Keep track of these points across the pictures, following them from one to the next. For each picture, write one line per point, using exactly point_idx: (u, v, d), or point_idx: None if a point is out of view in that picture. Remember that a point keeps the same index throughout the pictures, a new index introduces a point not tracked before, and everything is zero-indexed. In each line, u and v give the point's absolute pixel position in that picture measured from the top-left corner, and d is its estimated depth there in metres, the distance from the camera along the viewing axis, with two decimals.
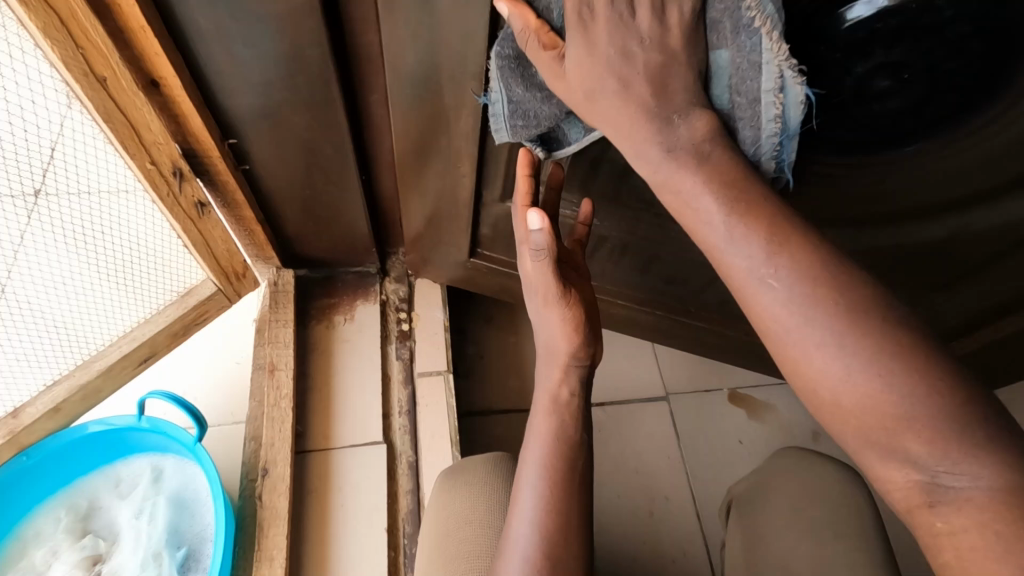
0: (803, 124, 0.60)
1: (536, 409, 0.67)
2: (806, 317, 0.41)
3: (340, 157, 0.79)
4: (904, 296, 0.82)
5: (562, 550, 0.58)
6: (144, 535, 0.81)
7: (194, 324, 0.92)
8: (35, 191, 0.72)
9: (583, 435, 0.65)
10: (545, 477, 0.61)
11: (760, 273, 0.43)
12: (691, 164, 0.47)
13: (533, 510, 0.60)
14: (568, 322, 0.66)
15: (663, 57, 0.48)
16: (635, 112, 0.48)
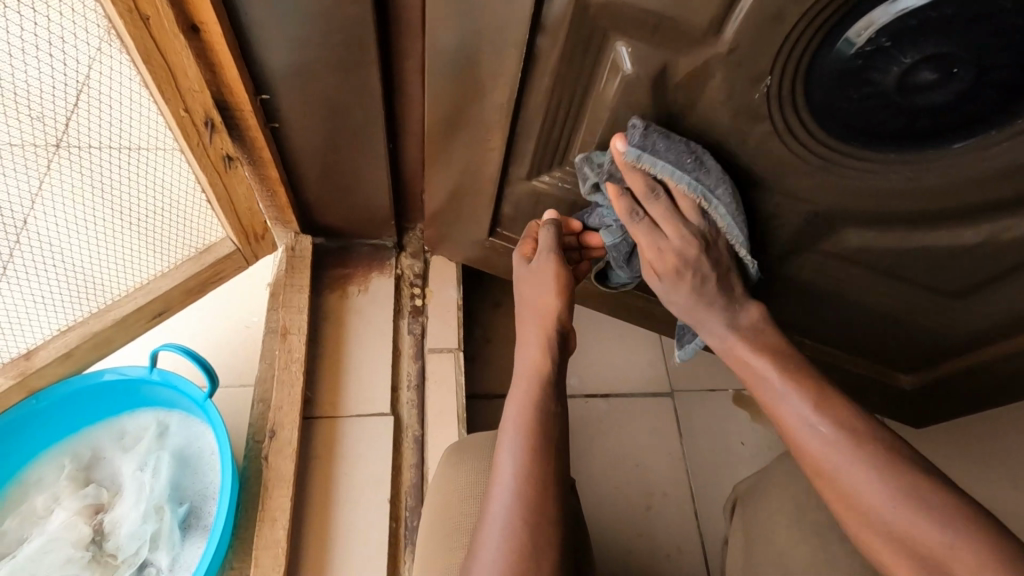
0: (841, 109, 0.60)
1: (516, 377, 0.73)
2: (834, 440, 0.53)
3: (369, 122, 0.79)
4: (923, 301, 0.80)
5: (542, 512, 0.62)
6: (147, 488, 0.80)
7: (211, 282, 0.91)
8: (56, 140, 0.73)
9: (559, 404, 0.70)
10: (526, 442, 0.66)
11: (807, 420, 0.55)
12: (747, 336, 0.63)
13: (516, 474, 0.64)
14: (555, 281, 0.76)
15: (720, 269, 0.66)
16: (713, 304, 0.65)
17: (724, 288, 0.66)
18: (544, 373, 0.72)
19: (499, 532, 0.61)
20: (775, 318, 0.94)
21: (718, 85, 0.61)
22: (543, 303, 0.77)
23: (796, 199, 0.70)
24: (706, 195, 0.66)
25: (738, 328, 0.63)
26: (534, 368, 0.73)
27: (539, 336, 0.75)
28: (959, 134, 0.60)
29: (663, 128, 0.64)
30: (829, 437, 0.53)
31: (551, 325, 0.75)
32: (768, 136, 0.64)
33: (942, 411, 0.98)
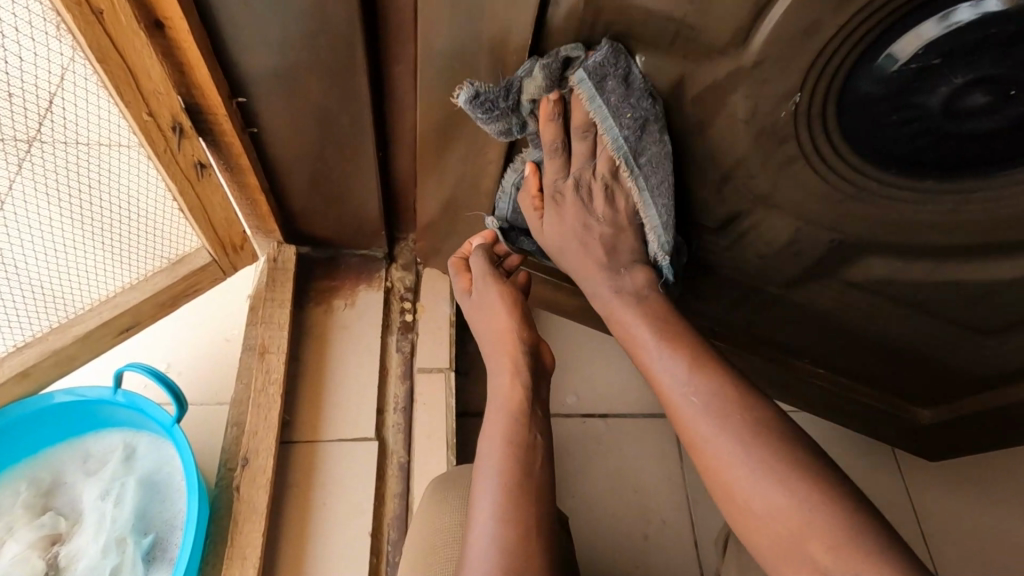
0: (878, 127, 0.54)
1: (490, 412, 0.68)
2: (720, 427, 0.50)
3: (357, 129, 0.73)
4: (951, 335, 0.74)
5: (527, 569, 0.57)
6: (109, 517, 0.74)
7: (185, 295, 0.85)
8: (30, 137, 0.63)
9: (536, 436, 0.66)
10: (502, 488, 0.61)
11: (683, 389, 0.53)
12: (631, 302, 0.60)
13: (494, 530, 0.59)
14: (505, 303, 0.72)
15: (614, 230, 0.63)
16: (591, 265, 0.62)
17: (609, 245, 0.63)
18: (519, 402, 0.67)
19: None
20: (788, 345, 0.88)
21: (741, 101, 0.55)
22: (501, 328, 0.72)
23: (820, 225, 0.64)
24: (628, 158, 0.60)
25: (620, 295, 0.61)
26: (507, 401, 0.67)
27: (510, 366, 0.69)
28: (1010, 161, 0.54)
29: (614, 74, 0.56)
30: (701, 405, 0.51)
31: (519, 350, 0.70)
32: (793, 159, 0.58)
33: (964, 449, 0.92)
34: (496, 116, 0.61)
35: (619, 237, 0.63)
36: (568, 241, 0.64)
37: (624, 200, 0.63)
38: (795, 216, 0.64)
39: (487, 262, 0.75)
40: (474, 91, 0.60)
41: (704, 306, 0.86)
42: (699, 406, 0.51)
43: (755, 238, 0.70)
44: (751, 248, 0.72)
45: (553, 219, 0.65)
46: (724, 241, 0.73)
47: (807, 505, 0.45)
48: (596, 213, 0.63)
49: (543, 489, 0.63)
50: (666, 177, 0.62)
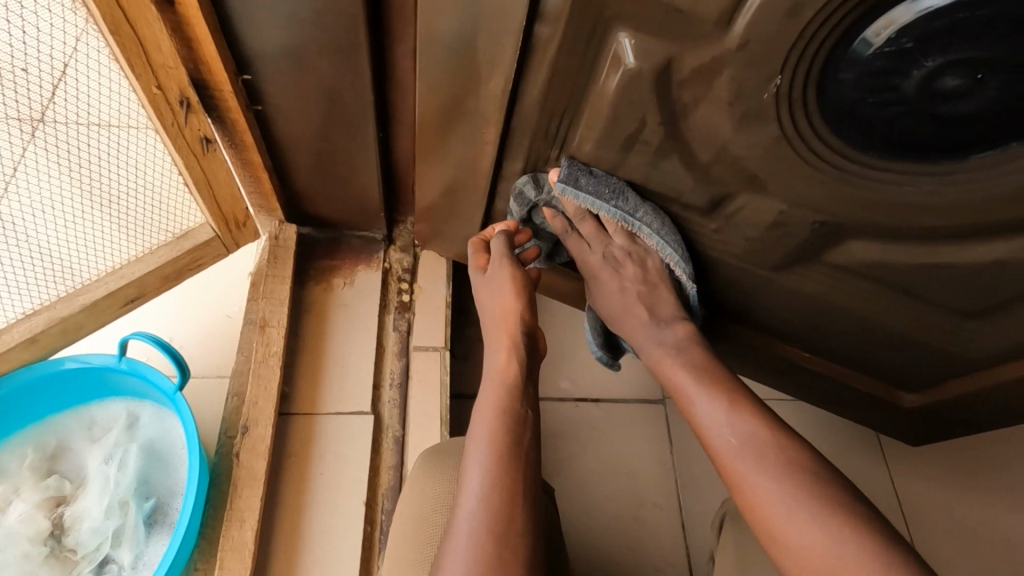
0: (858, 110, 0.56)
1: (485, 381, 0.71)
2: (753, 460, 0.59)
3: (359, 108, 0.75)
4: (930, 317, 0.77)
5: (509, 527, 0.60)
6: (112, 482, 0.77)
7: (188, 269, 0.87)
8: (37, 117, 0.68)
9: (527, 410, 0.68)
10: (490, 450, 0.64)
11: (721, 428, 0.62)
12: (673, 352, 0.71)
13: (480, 488, 0.62)
14: (514, 288, 0.76)
15: (648, 286, 0.76)
16: (637, 324, 0.75)
17: (649, 305, 0.76)
18: (513, 376, 0.70)
19: (462, 552, 0.58)
20: (775, 329, 0.90)
21: (726, 83, 0.57)
22: (506, 306, 0.75)
23: (803, 207, 0.67)
24: (626, 218, 0.75)
25: (662, 346, 0.72)
26: (502, 372, 0.71)
27: (507, 341, 0.73)
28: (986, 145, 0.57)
29: (583, 174, 0.74)
30: (736, 444, 0.60)
31: (516, 328, 0.74)
32: (776, 140, 0.60)
33: (945, 432, 0.95)
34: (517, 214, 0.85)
35: (654, 291, 0.77)
36: (616, 303, 0.78)
37: (650, 258, 0.77)
38: (779, 197, 0.67)
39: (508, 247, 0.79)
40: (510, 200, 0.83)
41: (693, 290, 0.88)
42: (734, 442, 0.61)
43: (742, 220, 0.73)
44: (738, 230, 0.75)
45: (597, 288, 0.79)
46: (712, 223, 0.76)
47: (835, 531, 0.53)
48: (630, 277, 0.77)
49: (529, 456, 0.66)
50: (664, 228, 0.76)
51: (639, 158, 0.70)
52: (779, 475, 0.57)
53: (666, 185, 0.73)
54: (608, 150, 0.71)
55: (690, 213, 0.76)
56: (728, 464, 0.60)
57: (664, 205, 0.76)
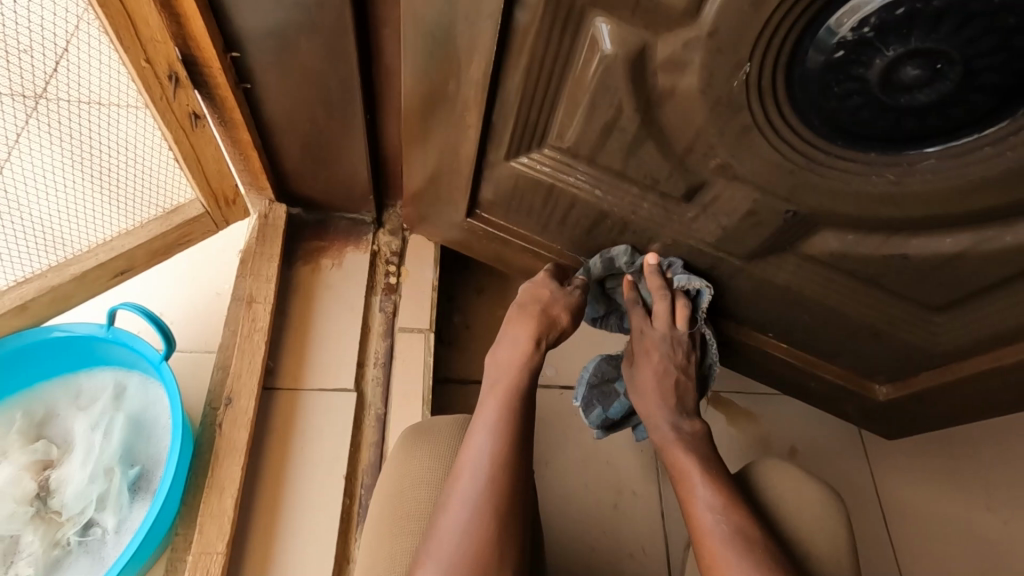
0: (823, 98, 0.57)
1: (498, 367, 0.77)
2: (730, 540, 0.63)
3: (346, 89, 0.76)
4: (900, 308, 0.78)
5: (507, 498, 0.65)
6: (97, 448, 0.79)
7: (177, 245, 0.89)
8: (36, 95, 0.69)
9: (533, 401, 0.75)
10: (497, 428, 0.69)
11: (714, 510, 0.66)
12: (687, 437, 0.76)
13: (485, 461, 0.66)
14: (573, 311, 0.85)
15: (685, 375, 0.83)
16: (664, 404, 0.81)
17: (681, 393, 0.82)
18: (524, 365, 0.77)
19: (465, 519, 0.63)
20: (753, 320, 0.92)
21: (697, 70, 0.58)
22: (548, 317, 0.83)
23: (775, 196, 0.68)
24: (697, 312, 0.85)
25: (677, 432, 0.78)
26: (516, 359, 0.77)
27: (529, 331, 0.80)
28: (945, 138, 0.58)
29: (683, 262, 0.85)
30: (721, 527, 0.64)
31: (538, 326, 0.81)
32: (746, 128, 0.62)
33: (918, 426, 0.96)
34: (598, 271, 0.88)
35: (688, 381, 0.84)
36: (656, 384, 0.82)
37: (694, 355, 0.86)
38: (752, 185, 0.68)
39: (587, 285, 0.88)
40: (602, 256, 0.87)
41: None
42: (720, 527, 0.64)
43: (718, 208, 0.74)
44: (713, 219, 0.76)
45: (644, 364, 0.83)
46: (689, 211, 0.78)
47: None
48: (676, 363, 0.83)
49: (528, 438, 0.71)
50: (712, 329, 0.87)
51: (617, 146, 0.72)
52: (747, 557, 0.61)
53: (643, 172, 0.75)
54: (588, 138, 0.73)
55: (667, 200, 0.78)
56: (710, 548, 0.64)
57: (643, 193, 0.78)
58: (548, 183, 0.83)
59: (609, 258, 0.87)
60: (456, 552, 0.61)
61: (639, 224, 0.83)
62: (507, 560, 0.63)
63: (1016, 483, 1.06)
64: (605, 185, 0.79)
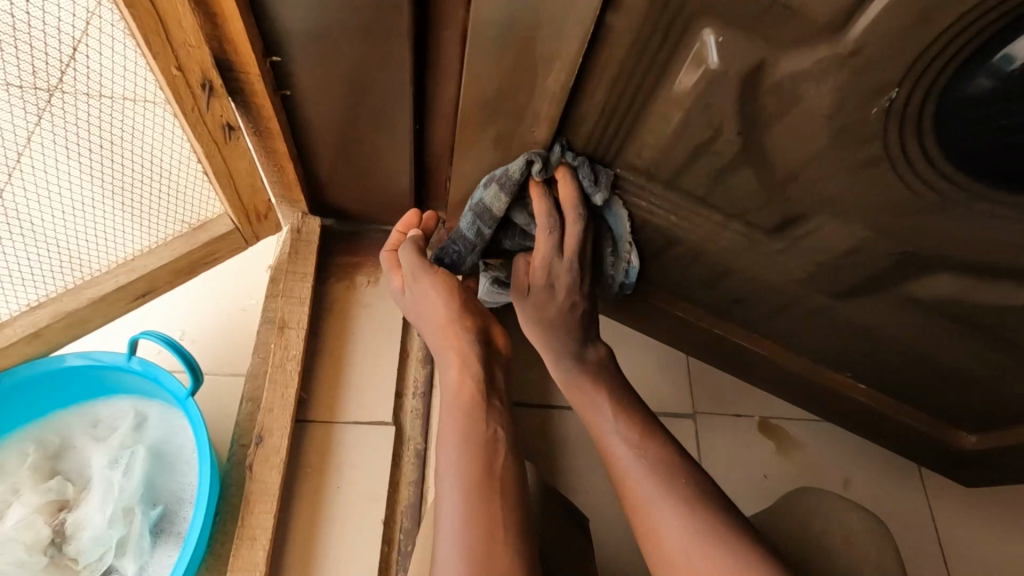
0: (979, 132, 0.48)
1: (443, 411, 0.68)
2: (661, 497, 0.58)
3: (397, 98, 0.68)
4: (1012, 359, 0.69)
5: (491, 566, 0.56)
6: (116, 488, 0.72)
7: (204, 263, 0.81)
8: (51, 86, 0.62)
9: (494, 430, 0.65)
10: (460, 485, 0.61)
11: (626, 453, 0.62)
12: (602, 372, 0.71)
13: (454, 524, 0.58)
14: (439, 291, 0.73)
15: None
16: None
17: None
18: (470, 394, 0.67)
19: None
20: (830, 356, 0.84)
21: (827, 93, 0.49)
22: (442, 319, 0.72)
23: (892, 234, 0.60)
24: None
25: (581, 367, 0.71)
26: (458, 394, 0.68)
27: (456, 360, 0.70)
28: None
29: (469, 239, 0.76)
30: (640, 466, 0.61)
31: (465, 338, 0.71)
32: (877, 161, 0.53)
33: (1005, 479, 0.87)
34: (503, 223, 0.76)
35: None
36: None
37: None
38: (863, 222, 0.60)
39: (415, 253, 0.76)
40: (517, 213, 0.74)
41: (743, 309, 0.82)
42: (642, 468, 0.60)
43: (816, 242, 0.66)
44: (808, 253, 0.68)
45: None
46: (778, 244, 0.69)
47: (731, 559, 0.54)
48: None
49: (506, 480, 0.62)
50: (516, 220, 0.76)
51: (705, 170, 0.63)
52: (672, 499, 0.58)
53: (732, 201, 0.66)
54: (671, 160, 0.65)
55: (755, 231, 0.69)
56: (633, 496, 0.60)
57: (726, 221, 0.70)
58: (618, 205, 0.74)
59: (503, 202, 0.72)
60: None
61: (717, 254, 0.74)
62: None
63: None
64: (683, 210, 0.71)
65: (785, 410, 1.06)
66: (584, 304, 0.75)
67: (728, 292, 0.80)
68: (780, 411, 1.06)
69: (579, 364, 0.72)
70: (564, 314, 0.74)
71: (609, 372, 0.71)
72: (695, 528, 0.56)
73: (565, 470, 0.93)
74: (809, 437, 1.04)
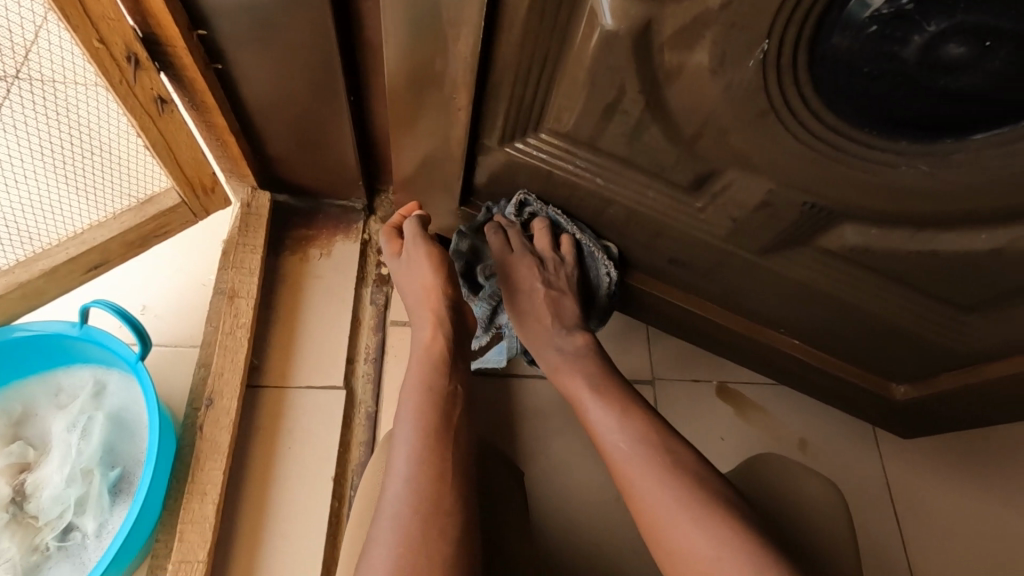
0: (852, 75, 0.51)
1: (413, 361, 0.72)
2: (651, 474, 0.60)
3: (326, 69, 0.71)
4: (925, 309, 0.72)
5: (438, 496, 0.59)
6: (75, 450, 0.76)
7: (154, 236, 0.84)
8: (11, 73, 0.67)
9: (454, 385, 0.69)
10: (415, 430, 0.64)
11: (617, 440, 0.64)
12: (591, 365, 0.73)
13: (407, 459, 0.62)
14: (432, 259, 0.78)
15: None
16: None
17: None
18: (437, 350, 0.72)
19: (391, 523, 0.58)
20: (764, 314, 0.86)
21: (708, 47, 0.52)
22: (428, 282, 0.77)
23: (793, 186, 0.62)
24: None
25: (565, 357, 0.75)
26: (427, 348, 0.72)
27: (434, 320, 0.75)
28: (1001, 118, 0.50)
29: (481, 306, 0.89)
30: (627, 451, 0.63)
31: (442, 304, 0.76)
32: (764, 113, 0.55)
33: (938, 426, 0.90)
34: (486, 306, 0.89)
35: None
36: None
37: None
38: (765, 176, 0.63)
39: (418, 224, 0.82)
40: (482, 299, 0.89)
41: (679, 270, 0.85)
42: (627, 451, 0.63)
43: (729, 198, 0.69)
44: (724, 210, 0.71)
45: None
46: (698, 201, 0.72)
47: (719, 521, 0.55)
48: None
49: (461, 430, 0.66)
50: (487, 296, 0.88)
51: (618, 130, 0.66)
52: (657, 477, 0.60)
53: (650, 160, 0.69)
54: (587, 122, 0.67)
55: (675, 189, 0.72)
56: (625, 478, 0.62)
57: (648, 180, 0.73)
58: (548, 169, 0.77)
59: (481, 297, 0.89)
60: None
61: (644, 214, 0.77)
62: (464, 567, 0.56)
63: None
64: (607, 172, 0.74)
65: (745, 376, 1.08)
66: (561, 300, 0.80)
67: (660, 253, 0.83)
68: (740, 376, 1.09)
69: (559, 354, 0.76)
70: (545, 308, 0.79)
71: (600, 365, 0.74)
72: (687, 499, 0.57)
73: (514, 430, 0.97)
74: (768, 402, 1.06)
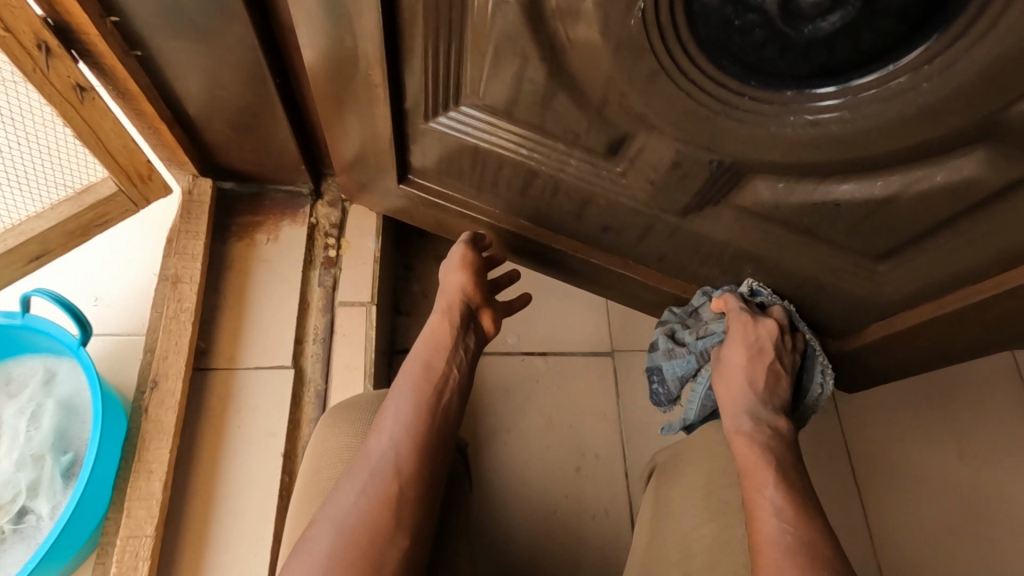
0: (725, 28, 0.53)
1: (420, 339, 0.76)
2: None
3: (246, 52, 0.72)
4: (843, 263, 0.74)
5: (416, 462, 0.63)
6: (25, 436, 0.79)
7: (97, 224, 0.88)
8: None
9: (451, 369, 0.73)
10: (411, 397, 0.68)
11: (782, 522, 0.56)
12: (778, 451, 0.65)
13: (396, 423, 0.65)
14: (460, 257, 0.85)
15: None
16: None
17: None
18: (443, 334, 0.77)
19: (365, 478, 0.61)
20: (698, 277, 0.88)
21: (590, 10, 0.53)
22: (452, 281, 0.83)
23: (696, 144, 0.64)
24: None
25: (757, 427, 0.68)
26: (435, 331, 0.77)
27: (443, 308, 0.81)
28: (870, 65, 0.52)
29: (664, 373, 0.87)
30: (788, 542, 0.54)
31: (460, 299, 0.82)
32: (654, 72, 0.57)
33: (876, 377, 0.93)
34: (671, 375, 0.86)
35: None
36: None
37: None
38: (671, 137, 0.65)
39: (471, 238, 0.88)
40: (667, 361, 0.86)
41: (612, 237, 0.87)
42: (786, 543, 0.54)
43: (644, 160, 0.70)
44: (642, 173, 0.72)
45: None
46: (618, 166, 0.74)
47: None
48: None
49: (451, 411, 0.70)
50: (671, 356, 0.86)
51: (530, 99, 0.68)
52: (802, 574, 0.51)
53: (564, 126, 0.70)
54: (500, 93, 0.69)
55: (595, 156, 0.74)
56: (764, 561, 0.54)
57: (568, 148, 0.74)
58: (473, 142, 0.78)
59: (669, 357, 0.86)
60: (353, 525, 0.58)
61: (571, 182, 0.78)
62: (405, 522, 0.59)
63: (992, 427, 1.00)
64: (530, 142, 0.75)
65: None
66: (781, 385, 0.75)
67: (593, 220, 0.85)
68: None
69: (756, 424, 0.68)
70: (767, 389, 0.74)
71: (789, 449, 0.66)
72: None
73: None
74: None
